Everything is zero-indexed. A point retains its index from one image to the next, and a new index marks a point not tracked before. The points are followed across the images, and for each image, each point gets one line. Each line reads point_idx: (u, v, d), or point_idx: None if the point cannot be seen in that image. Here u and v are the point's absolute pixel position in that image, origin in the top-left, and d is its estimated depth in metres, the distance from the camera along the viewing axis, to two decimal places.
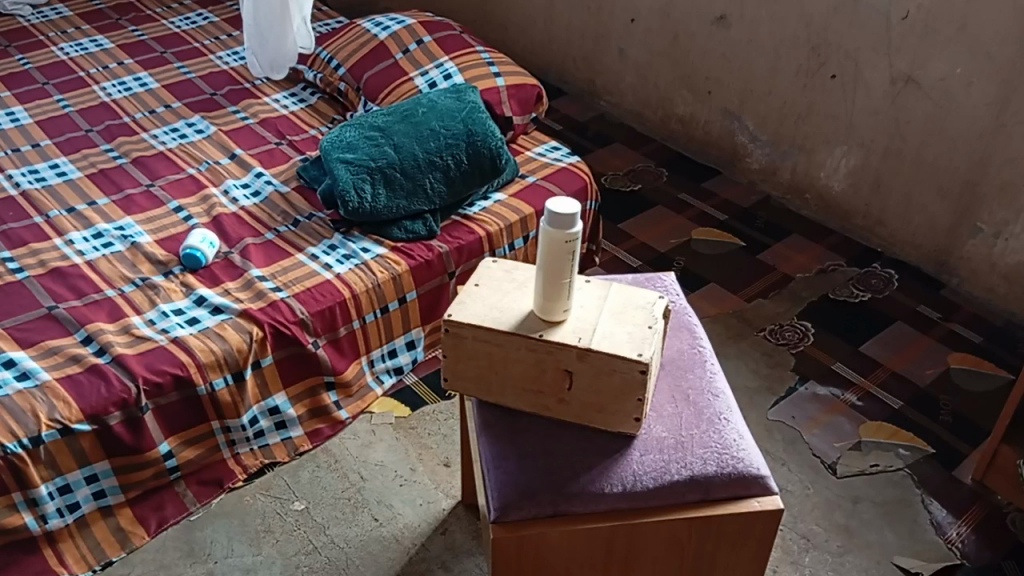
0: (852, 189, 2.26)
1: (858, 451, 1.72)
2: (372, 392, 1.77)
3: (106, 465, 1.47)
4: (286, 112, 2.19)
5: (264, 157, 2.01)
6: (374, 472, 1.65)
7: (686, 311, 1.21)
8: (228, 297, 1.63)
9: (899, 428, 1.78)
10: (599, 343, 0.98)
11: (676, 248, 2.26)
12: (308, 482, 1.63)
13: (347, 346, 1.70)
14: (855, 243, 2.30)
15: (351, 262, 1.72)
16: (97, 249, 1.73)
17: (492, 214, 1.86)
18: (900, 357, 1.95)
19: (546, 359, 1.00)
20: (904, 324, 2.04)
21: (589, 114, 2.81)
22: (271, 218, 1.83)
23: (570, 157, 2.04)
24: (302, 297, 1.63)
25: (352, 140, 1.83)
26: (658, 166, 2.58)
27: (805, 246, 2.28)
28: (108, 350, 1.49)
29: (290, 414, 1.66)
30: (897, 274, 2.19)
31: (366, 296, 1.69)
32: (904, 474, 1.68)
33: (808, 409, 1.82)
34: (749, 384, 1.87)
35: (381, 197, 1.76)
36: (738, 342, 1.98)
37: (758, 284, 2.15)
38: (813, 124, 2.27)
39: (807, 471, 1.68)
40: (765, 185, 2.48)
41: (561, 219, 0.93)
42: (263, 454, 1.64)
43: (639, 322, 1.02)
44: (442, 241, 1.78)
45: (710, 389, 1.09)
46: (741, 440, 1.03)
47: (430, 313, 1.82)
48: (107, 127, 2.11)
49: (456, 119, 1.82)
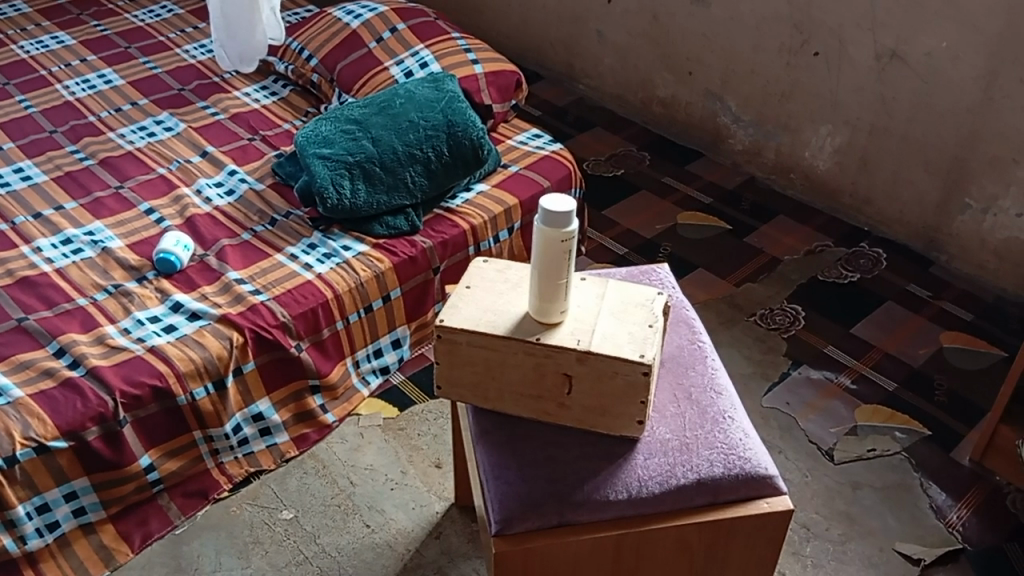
0: (838, 167, 2.23)
1: (855, 436, 1.70)
2: (359, 394, 1.73)
3: (85, 482, 1.41)
4: (258, 106, 2.12)
5: (237, 155, 1.95)
6: (365, 477, 1.61)
7: (683, 304, 1.18)
8: (206, 302, 1.57)
9: (895, 411, 1.76)
10: (599, 345, 0.94)
11: (663, 233, 2.23)
12: (297, 489, 1.58)
13: (332, 347, 1.65)
14: (841, 222, 2.27)
15: (332, 261, 1.66)
16: (67, 256, 1.66)
17: (475, 206, 1.81)
18: (893, 337, 1.93)
19: (544, 363, 0.96)
20: (895, 304, 2.02)
21: (568, 98, 2.76)
22: (247, 218, 1.77)
23: (553, 145, 2.00)
24: (283, 299, 1.58)
25: (329, 134, 1.77)
26: (640, 149, 2.54)
27: (792, 227, 2.26)
28: (82, 362, 1.43)
29: (275, 420, 1.61)
30: (886, 253, 2.17)
31: (350, 295, 1.63)
32: (902, 458, 1.66)
33: (802, 394, 1.79)
34: (743, 370, 1.85)
35: (361, 192, 1.70)
36: (729, 328, 1.95)
37: (747, 268, 2.12)
38: (797, 103, 2.23)
39: (805, 458, 1.66)
40: (750, 166, 2.45)
41: (556, 216, 0.89)
42: (248, 463, 1.59)
43: (639, 320, 0.98)
44: (426, 236, 1.73)
45: (713, 386, 1.05)
46: (748, 439, 1.00)
47: (416, 310, 1.77)
48: (72, 127, 2.03)
49: (435, 109, 1.77)
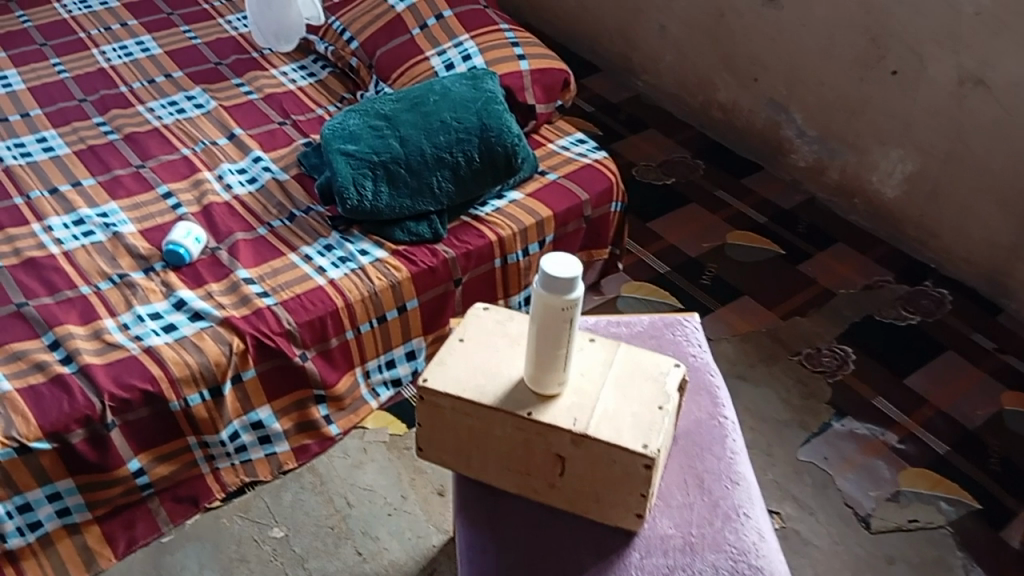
0: (906, 196, 2.05)
1: (896, 503, 1.56)
2: (367, 406, 1.64)
3: (69, 483, 1.35)
4: (293, 88, 2.03)
5: (264, 139, 1.86)
6: (362, 497, 1.53)
7: (709, 369, 1.06)
8: (210, 301, 1.49)
9: (942, 477, 1.61)
10: (598, 427, 0.83)
11: (708, 253, 2.08)
12: (291, 504, 1.52)
13: (340, 356, 1.57)
14: (904, 256, 2.10)
15: (347, 266, 1.57)
16: (76, 238, 1.60)
17: (506, 215, 1.69)
18: (948, 392, 1.77)
19: (535, 440, 0.85)
20: (955, 354, 1.85)
21: (623, 95, 2.61)
22: (265, 210, 1.68)
23: (597, 153, 1.87)
24: (290, 304, 1.49)
25: (355, 129, 1.66)
26: (694, 157, 2.38)
27: (850, 257, 2.09)
28: (74, 359, 1.37)
29: (275, 428, 1.54)
30: (951, 294, 2.00)
31: (362, 304, 1.54)
32: (946, 533, 1.52)
33: (842, 449, 1.65)
34: (779, 416, 1.71)
35: (383, 195, 1.60)
36: (770, 365, 1.81)
37: (796, 299, 1.97)
38: (867, 122, 2.06)
39: (837, 523, 1.53)
40: (811, 184, 2.28)
41: (557, 282, 0.77)
42: (244, 472, 1.53)
43: (648, 398, 0.86)
44: (448, 246, 1.63)
45: (729, 475, 0.93)
46: (761, 543, 0.88)
47: (433, 322, 1.67)
48: (101, 97, 1.97)
49: (470, 110, 1.65)
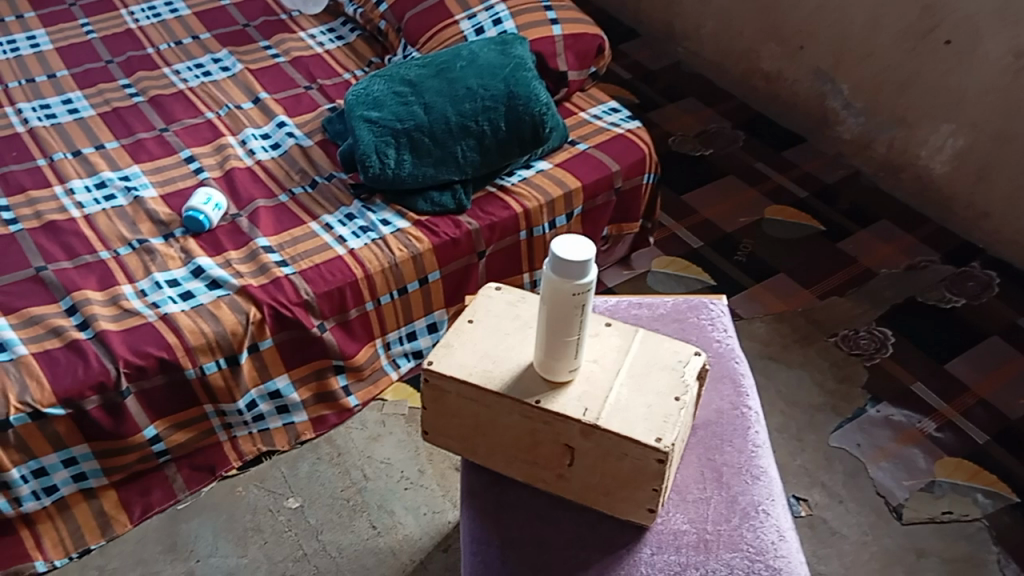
0: (955, 174, 1.95)
1: (930, 494, 1.50)
2: (387, 377, 1.62)
3: (85, 449, 1.35)
4: (321, 51, 1.99)
5: (290, 104, 1.83)
6: (379, 471, 1.51)
7: (734, 356, 1.01)
8: (228, 269, 1.47)
9: (981, 468, 1.54)
10: (610, 418, 0.78)
11: (744, 228, 2.01)
12: (306, 476, 1.50)
13: (359, 328, 1.54)
14: (951, 235, 2.01)
15: (368, 236, 1.53)
16: (98, 202, 1.58)
17: (532, 186, 1.64)
18: (991, 380, 1.69)
19: (543, 429, 0.81)
20: (1000, 341, 1.77)
21: (662, 61, 2.53)
22: (287, 177, 1.65)
23: (630, 122, 1.80)
24: (308, 275, 1.46)
25: (380, 95, 1.62)
26: (734, 127, 2.30)
27: (894, 235, 2.01)
28: (90, 325, 1.35)
29: (293, 398, 1.52)
30: (999, 277, 1.91)
31: (382, 276, 1.51)
32: (981, 526, 1.46)
33: (877, 436, 1.59)
34: (811, 400, 1.65)
35: (406, 163, 1.56)
36: (804, 347, 1.75)
37: (834, 279, 1.90)
38: (917, 96, 1.96)
39: (867, 513, 1.47)
40: (856, 158, 2.19)
41: (568, 266, 0.73)
42: (262, 441, 1.51)
43: (664, 389, 0.82)
44: (472, 217, 1.58)
45: (750, 469, 0.89)
46: (781, 542, 0.83)
47: (456, 295, 1.63)
48: (128, 59, 1.94)
49: (497, 77, 1.59)
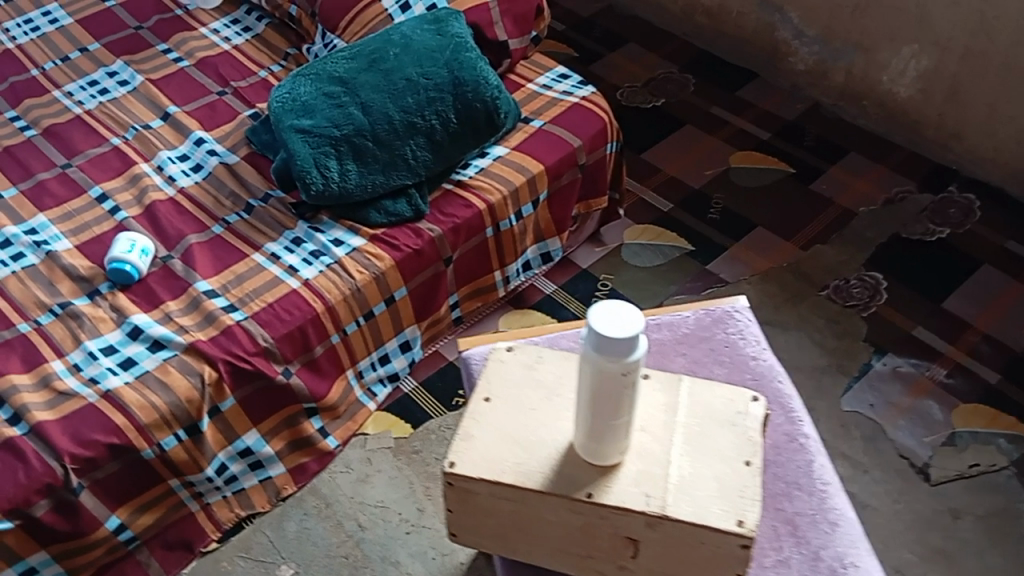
0: (922, 96, 1.86)
1: (953, 448, 1.43)
2: (365, 409, 1.48)
3: (43, 556, 1.19)
4: (228, 48, 1.78)
5: (204, 115, 1.62)
6: (375, 517, 1.38)
7: (777, 374, 0.90)
8: (170, 325, 1.29)
9: (999, 411, 1.48)
10: (678, 504, 0.68)
11: (712, 181, 1.90)
12: (296, 536, 1.36)
13: (327, 364, 1.38)
14: (923, 159, 1.93)
15: (321, 262, 1.37)
16: (5, 264, 1.38)
17: (491, 177, 1.49)
18: (990, 313, 1.63)
19: (597, 522, 0.70)
20: (993, 269, 1.70)
21: (595, 7, 2.36)
22: (217, 204, 1.46)
23: (583, 88, 1.65)
24: (263, 317, 1.30)
25: (308, 99, 1.44)
26: (683, 71, 2.16)
27: (865, 168, 1.92)
28: (22, 418, 1.18)
29: (266, 453, 1.36)
30: (978, 198, 1.83)
31: (344, 305, 1.35)
32: (1010, 475, 1.39)
33: (889, 393, 1.51)
34: (815, 362, 1.56)
35: (351, 173, 1.39)
36: (797, 304, 1.65)
37: (814, 225, 1.80)
38: (874, 19, 1.84)
39: (893, 478, 1.40)
40: (813, 90, 2.08)
41: (614, 344, 0.60)
42: (240, 505, 1.37)
43: (730, 451, 0.71)
44: (433, 222, 1.43)
45: (827, 516, 0.81)
46: None
47: (426, 308, 1.49)
48: (11, 86, 1.70)
49: (437, 62, 1.43)
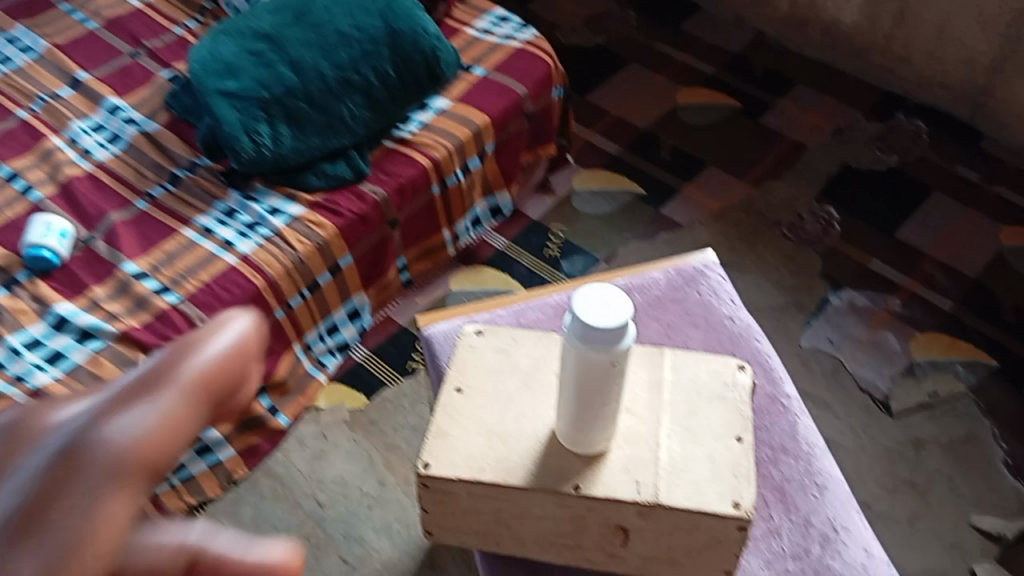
0: (867, 22, 1.82)
1: (914, 378, 1.43)
2: (316, 382, 1.40)
3: None
4: (139, 4, 1.64)
5: (119, 81, 1.50)
6: (334, 493, 1.33)
7: (752, 333, 0.91)
8: (98, 312, 1.20)
9: (956, 339, 1.49)
10: (670, 490, 0.67)
11: (660, 120, 1.84)
12: (253, 521, 1.30)
13: (273, 341, 1.32)
14: (869, 88, 1.90)
15: (259, 234, 1.29)
16: None
17: (435, 133, 1.41)
18: (943, 241, 1.63)
19: (588, 514, 0.69)
20: (944, 196, 1.70)
21: None
22: (139, 176, 1.36)
23: (525, 31, 1.57)
24: (200, 299, 1.21)
25: (231, 59, 1.32)
26: (623, 7, 2.09)
27: (813, 99, 1.88)
28: None
29: (214, 437, 1.28)
30: (925, 125, 1.82)
31: (287, 279, 1.27)
32: (971, 402, 1.40)
33: (846, 327, 1.50)
34: (774, 301, 1.54)
35: (286, 138, 1.29)
36: (753, 244, 1.63)
37: (766, 161, 1.77)
38: None
39: (857, 414, 1.39)
40: (757, 20, 2.03)
41: (602, 336, 0.57)
42: (191, 493, 1.28)
43: (720, 427, 0.72)
44: (376, 183, 1.35)
45: (814, 479, 0.81)
46: (870, 562, 0.77)
47: (374, 273, 1.42)
48: None
49: (371, 15, 1.37)
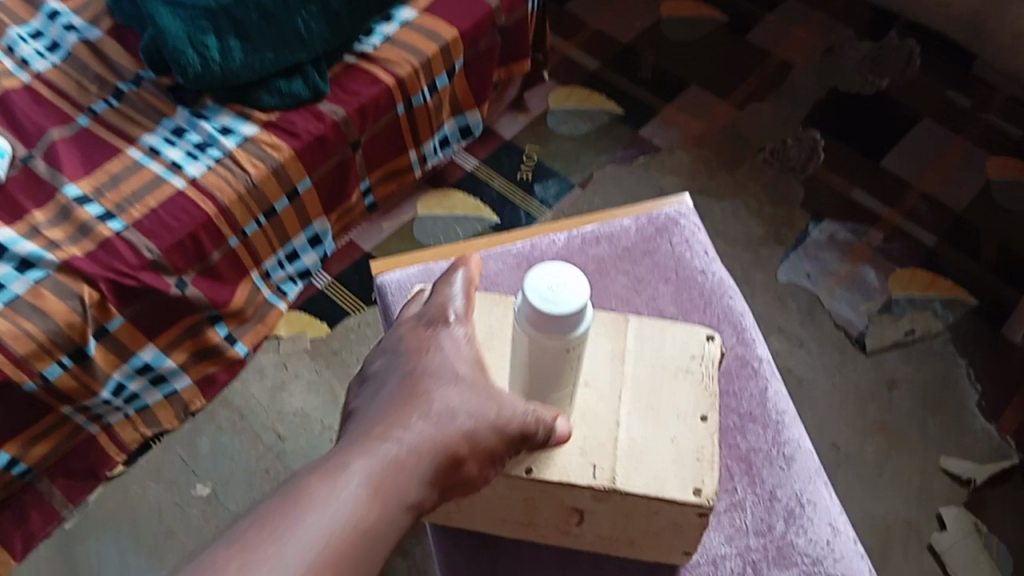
0: None
1: (890, 315, 1.40)
2: (275, 310, 1.36)
3: None
4: None
5: None
6: (296, 427, 1.30)
7: (725, 289, 0.88)
8: (39, 240, 1.11)
9: (936, 275, 1.45)
10: (628, 476, 0.64)
11: (642, 34, 1.74)
12: (211, 453, 1.27)
13: (227, 269, 1.25)
14: (864, 3, 1.80)
15: (209, 156, 1.20)
16: None
17: (398, 47, 1.32)
18: (929, 171, 1.57)
19: (541, 496, 0.66)
20: (934, 122, 1.63)
21: None
22: (80, 89, 1.26)
23: None
24: (146, 226, 1.14)
25: None
26: None
27: (804, 14, 1.78)
28: None
29: (168, 367, 1.24)
30: (919, 45, 1.74)
31: (240, 204, 1.21)
32: (947, 341, 1.38)
33: (825, 261, 1.46)
34: (752, 232, 1.49)
35: (235, 52, 1.20)
36: (733, 171, 1.56)
37: (751, 81, 1.68)
38: None
39: (831, 352, 1.37)
40: None
41: (555, 324, 0.53)
42: (145, 424, 1.26)
43: (687, 404, 0.68)
44: (335, 102, 1.26)
45: (781, 451, 0.78)
46: (836, 539, 0.75)
47: (334, 199, 1.36)
48: None
49: None
